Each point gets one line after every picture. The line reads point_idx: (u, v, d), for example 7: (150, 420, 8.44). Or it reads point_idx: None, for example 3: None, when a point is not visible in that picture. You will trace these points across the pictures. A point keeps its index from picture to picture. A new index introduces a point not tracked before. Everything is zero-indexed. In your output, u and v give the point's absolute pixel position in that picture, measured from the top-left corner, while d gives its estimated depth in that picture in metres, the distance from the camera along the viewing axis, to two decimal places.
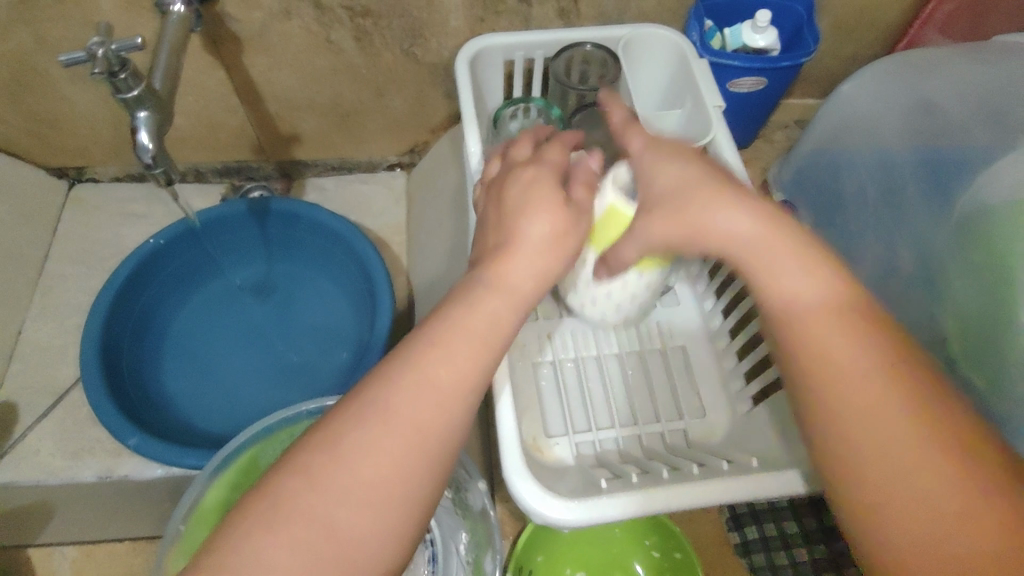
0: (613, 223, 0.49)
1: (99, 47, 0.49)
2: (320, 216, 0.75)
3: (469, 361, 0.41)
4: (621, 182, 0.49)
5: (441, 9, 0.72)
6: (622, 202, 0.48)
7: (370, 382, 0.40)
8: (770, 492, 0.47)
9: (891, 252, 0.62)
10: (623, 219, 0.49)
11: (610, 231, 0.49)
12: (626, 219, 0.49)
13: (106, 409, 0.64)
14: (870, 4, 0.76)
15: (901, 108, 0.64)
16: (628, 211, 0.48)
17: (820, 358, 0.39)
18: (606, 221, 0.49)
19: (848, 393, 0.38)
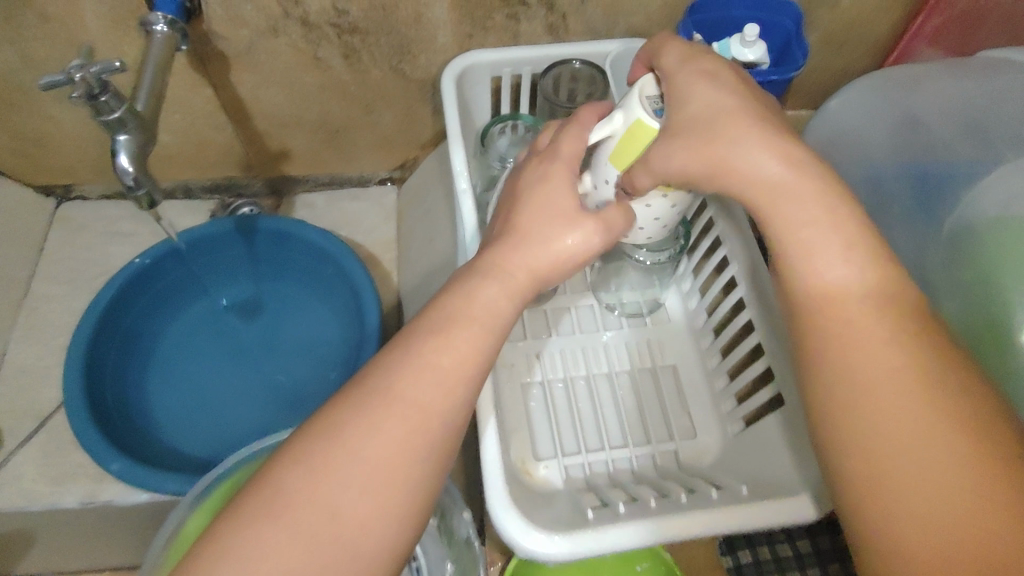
0: (636, 138, 0.46)
1: (78, 70, 0.49)
2: (308, 234, 0.75)
3: (446, 391, 0.41)
4: (651, 96, 0.47)
5: (429, 26, 0.72)
6: (648, 117, 0.46)
7: (349, 410, 0.39)
8: (790, 518, 0.46)
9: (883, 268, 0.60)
10: (648, 133, 0.46)
11: (634, 146, 0.47)
12: (651, 135, 0.46)
13: (89, 433, 0.63)
14: (859, 17, 0.76)
15: (889, 121, 0.63)
16: (654, 125, 0.46)
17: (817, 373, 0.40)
18: (631, 134, 0.47)
19: (874, 387, 0.37)
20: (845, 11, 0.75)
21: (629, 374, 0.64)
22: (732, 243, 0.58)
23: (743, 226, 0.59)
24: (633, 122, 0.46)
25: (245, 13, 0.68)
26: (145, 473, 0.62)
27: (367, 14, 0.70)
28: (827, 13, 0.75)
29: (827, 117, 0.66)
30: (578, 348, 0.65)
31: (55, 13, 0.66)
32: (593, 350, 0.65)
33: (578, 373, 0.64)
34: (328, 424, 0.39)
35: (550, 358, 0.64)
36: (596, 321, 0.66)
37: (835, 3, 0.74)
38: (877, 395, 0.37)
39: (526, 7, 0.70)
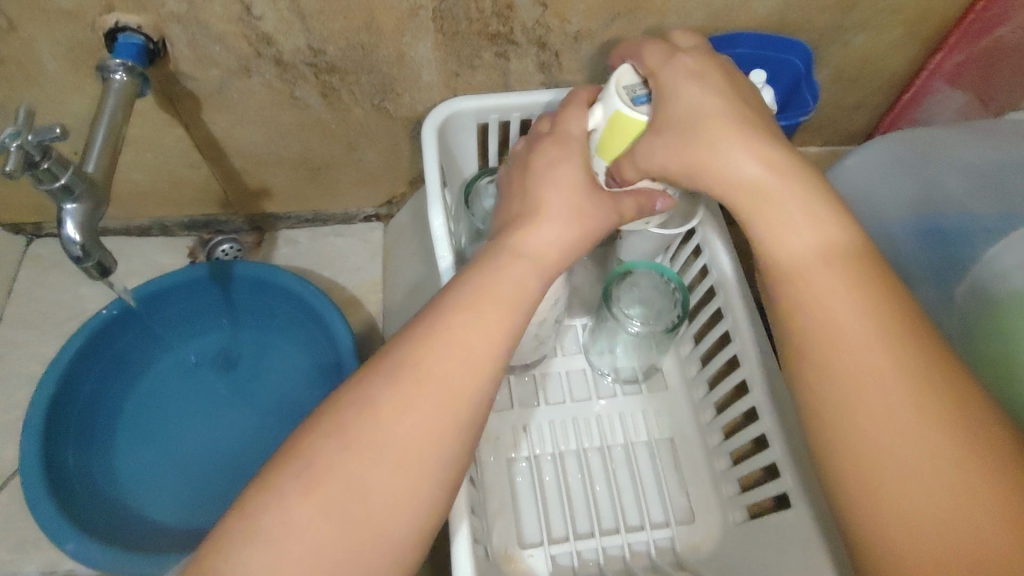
0: (620, 130, 0.45)
1: (13, 139, 0.44)
2: (286, 282, 0.70)
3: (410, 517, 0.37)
4: (628, 89, 0.46)
5: (412, 65, 0.67)
6: (630, 109, 0.45)
7: None
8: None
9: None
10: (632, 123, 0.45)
11: (619, 139, 0.46)
12: (637, 127, 0.45)
13: (44, 507, 0.59)
14: (874, 53, 0.71)
15: (914, 184, 0.59)
16: (637, 117, 0.44)
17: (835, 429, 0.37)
18: (614, 126, 0.45)
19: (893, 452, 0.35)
20: (858, 48, 0.70)
21: (623, 447, 0.60)
22: (735, 317, 0.54)
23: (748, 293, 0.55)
24: (612, 114, 0.45)
25: (214, 54, 0.63)
26: (102, 556, 0.58)
27: (345, 54, 0.65)
28: (839, 50, 0.70)
29: (847, 174, 0.61)
30: (567, 418, 0.60)
31: (9, 54, 0.62)
32: (584, 421, 0.60)
33: (568, 447, 0.59)
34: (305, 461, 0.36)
35: (538, 428, 0.60)
36: (588, 388, 0.62)
37: (848, 39, 0.69)
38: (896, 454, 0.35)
39: (516, 46, 0.66)
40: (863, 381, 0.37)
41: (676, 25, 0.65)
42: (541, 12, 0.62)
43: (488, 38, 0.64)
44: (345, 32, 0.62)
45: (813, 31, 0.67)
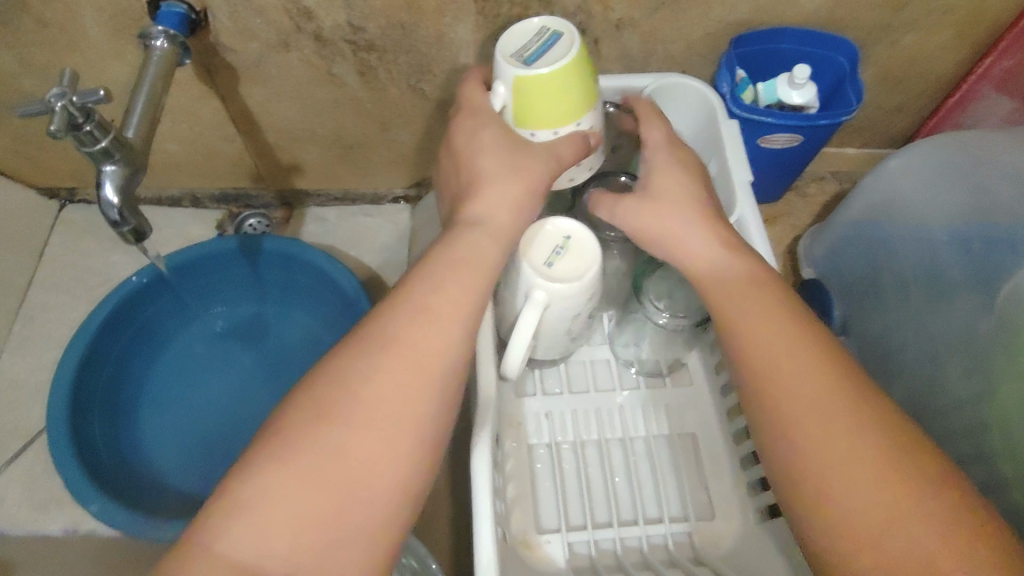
0: (534, 92, 0.45)
1: (59, 99, 0.45)
2: (312, 257, 0.70)
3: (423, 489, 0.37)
4: (516, 53, 0.46)
5: (451, 46, 0.67)
6: (527, 69, 0.45)
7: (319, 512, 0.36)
8: None
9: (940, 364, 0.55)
10: (543, 80, 0.45)
11: (535, 100, 0.46)
12: (545, 78, 0.45)
13: (70, 467, 0.59)
14: (921, 53, 0.69)
15: (948, 191, 0.58)
16: (539, 74, 0.44)
17: (800, 424, 0.39)
18: (526, 92, 0.45)
19: (837, 443, 0.38)
20: (906, 48, 0.69)
21: (644, 440, 0.59)
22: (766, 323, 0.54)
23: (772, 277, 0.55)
24: (513, 80, 0.45)
25: (255, 27, 0.64)
26: (124, 517, 0.59)
27: (385, 32, 0.65)
28: (886, 49, 0.69)
29: (883, 177, 0.61)
30: (590, 408, 0.60)
31: (53, 19, 0.62)
32: (607, 411, 0.60)
33: (589, 437, 0.59)
34: (307, 420, 0.37)
35: (560, 417, 0.59)
36: (612, 379, 0.62)
37: (896, 39, 0.68)
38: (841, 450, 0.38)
39: None
40: (821, 380, 0.40)
41: (720, 17, 0.64)
42: None
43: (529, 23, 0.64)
44: (386, 10, 0.62)
45: (861, 29, 0.66)
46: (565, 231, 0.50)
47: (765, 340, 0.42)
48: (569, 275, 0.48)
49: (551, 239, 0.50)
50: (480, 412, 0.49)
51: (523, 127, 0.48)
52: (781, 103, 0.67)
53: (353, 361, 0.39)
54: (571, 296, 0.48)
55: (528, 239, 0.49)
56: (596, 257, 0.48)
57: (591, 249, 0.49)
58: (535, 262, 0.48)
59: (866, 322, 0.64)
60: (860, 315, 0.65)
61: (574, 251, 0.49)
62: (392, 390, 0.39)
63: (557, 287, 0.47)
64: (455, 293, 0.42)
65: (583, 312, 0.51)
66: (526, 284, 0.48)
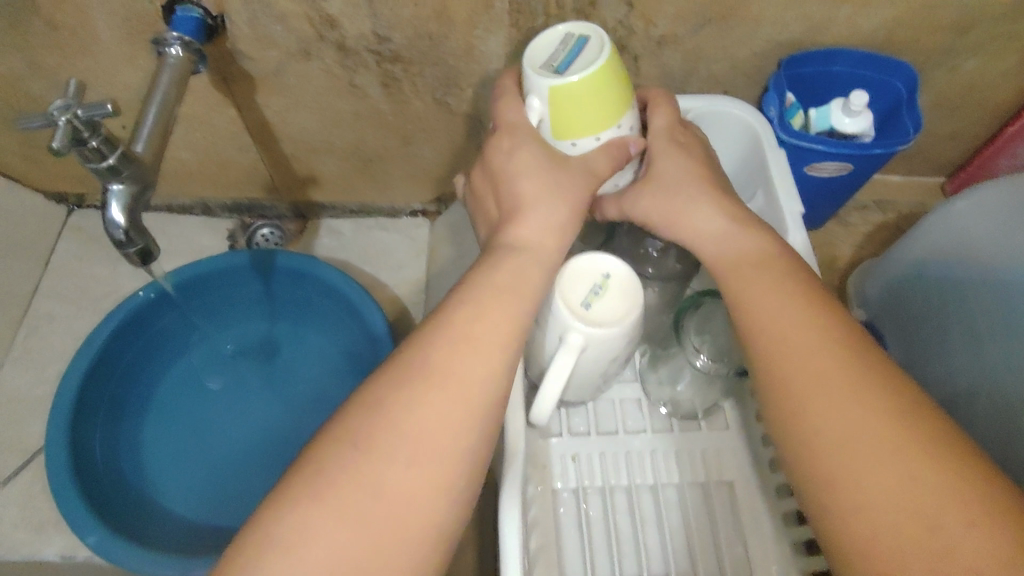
0: (578, 100, 0.42)
1: (63, 113, 0.42)
2: (326, 274, 0.67)
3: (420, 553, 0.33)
4: (545, 64, 0.42)
5: (480, 59, 0.63)
6: (561, 79, 0.41)
7: None
8: None
9: None
10: (588, 85, 0.41)
11: (577, 108, 0.42)
12: (589, 82, 0.41)
13: (67, 494, 0.56)
14: (981, 79, 0.65)
15: (999, 236, 0.53)
16: (574, 82, 0.41)
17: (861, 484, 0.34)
18: (567, 101, 0.42)
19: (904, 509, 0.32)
20: (966, 73, 0.64)
21: (676, 489, 0.55)
22: None
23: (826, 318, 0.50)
24: (547, 92, 0.42)
25: (275, 34, 0.60)
26: (121, 550, 0.55)
27: (412, 43, 0.61)
28: (945, 73, 0.64)
29: (949, 220, 0.56)
30: (619, 451, 0.56)
31: (64, 21, 0.59)
32: (638, 454, 0.56)
33: (619, 482, 0.55)
34: (318, 478, 0.33)
35: (588, 459, 0.55)
36: (642, 419, 0.58)
37: (956, 64, 0.63)
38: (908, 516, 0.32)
39: None
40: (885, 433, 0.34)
41: (770, 36, 0.59)
42: (625, 12, 0.57)
43: None
44: (414, 20, 0.58)
45: (921, 51, 0.62)
46: (604, 269, 0.47)
47: (824, 394, 0.37)
48: (609, 317, 0.44)
49: (589, 277, 0.46)
50: (507, 462, 0.45)
51: (563, 140, 0.44)
52: (832, 129, 0.62)
53: (376, 409, 0.35)
54: (610, 340, 0.44)
55: (566, 278, 0.45)
56: (638, 299, 0.45)
57: (632, 290, 0.45)
58: (572, 300, 0.44)
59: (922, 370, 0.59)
60: (921, 364, 0.59)
61: (615, 291, 0.45)
62: (416, 447, 0.34)
63: (596, 331, 0.43)
64: (487, 332, 0.39)
65: (620, 356, 0.47)
66: (559, 325, 0.44)
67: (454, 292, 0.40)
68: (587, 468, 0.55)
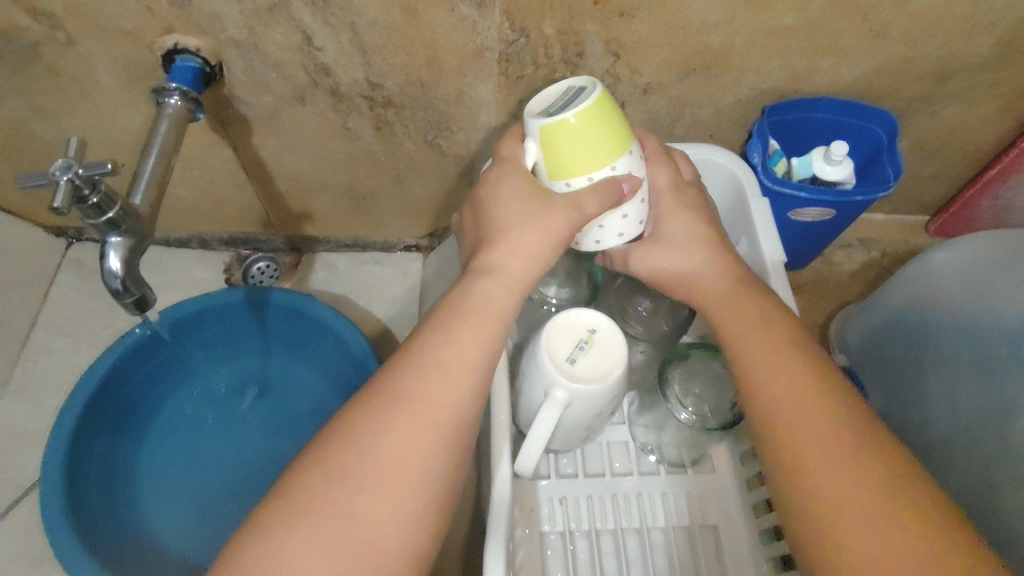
0: (570, 136, 0.42)
1: (63, 172, 0.43)
2: (320, 312, 0.68)
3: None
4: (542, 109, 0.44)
5: (471, 104, 0.64)
6: (551, 117, 0.42)
7: None
8: None
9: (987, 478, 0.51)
10: (579, 121, 0.42)
11: (570, 145, 0.42)
12: (579, 118, 0.42)
13: (60, 534, 0.57)
14: (961, 124, 0.67)
15: (991, 287, 0.55)
16: (564, 118, 0.42)
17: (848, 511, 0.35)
18: (559, 139, 0.42)
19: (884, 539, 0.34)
20: (946, 118, 0.66)
21: (663, 533, 0.56)
22: None
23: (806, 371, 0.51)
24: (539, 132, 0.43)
25: (270, 80, 0.61)
26: None
27: (404, 89, 0.62)
28: (925, 119, 0.66)
29: (929, 268, 0.58)
30: (606, 493, 0.57)
31: (66, 68, 0.61)
32: (624, 497, 0.57)
33: (605, 525, 0.55)
34: (284, 526, 0.33)
35: (575, 503, 0.56)
36: (629, 462, 0.58)
37: (936, 110, 0.65)
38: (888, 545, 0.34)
39: None
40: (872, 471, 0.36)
41: (753, 84, 0.61)
42: (612, 62, 0.58)
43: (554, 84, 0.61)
44: (406, 68, 0.60)
45: (901, 99, 0.63)
46: (590, 324, 0.48)
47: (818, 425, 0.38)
48: (592, 374, 0.45)
49: (575, 332, 0.47)
50: (490, 513, 0.46)
51: (558, 180, 0.44)
52: (815, 177, 0.64)
53: (353, 452, 0.36)
54: (593, 397, 0.45)
55: (553, 333, 0.47)
56: (623, 356, 0.46)
57: (617, 347, 0.47)
58: (557, 355, 0.46)
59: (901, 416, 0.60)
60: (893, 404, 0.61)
61: (600, 347, 0.47)
62: (389, 497, 0.35)
63: (579, 386, 0.44)
64: (459, 376, 0.39)
65: (604, 411, 0.48)
66: (544, 380, 0.45)
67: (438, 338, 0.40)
68: (574, 511, 0.56)
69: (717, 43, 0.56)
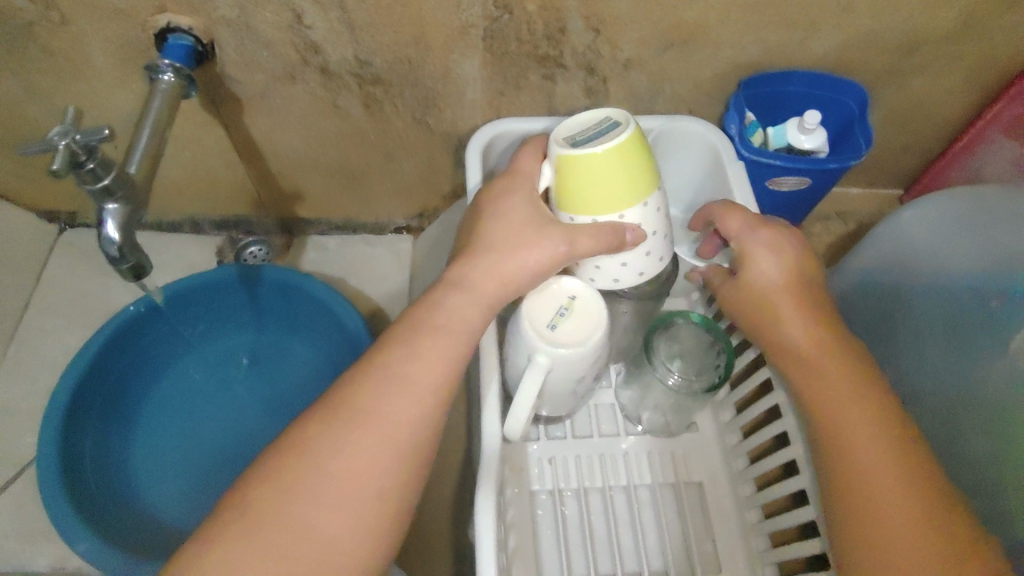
0: (574, 172, 0.45)
1: (61, 138, 0.45)
2: (312, 288, 0.69)
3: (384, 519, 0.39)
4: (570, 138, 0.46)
5: (457, 82, 0.66)
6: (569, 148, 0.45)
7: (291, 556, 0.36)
8: None
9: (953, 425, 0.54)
10: (586, 161, 0.44)
11: (575, 181, 0.45)
12: (586, 159, 0.44)
13: (57, 502, 0.58)
14: (929, 97, 0.69)
15: (964, 247, 0.58)
16: (575, 153, 0.44)
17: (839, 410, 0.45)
18: (566, 170, 0.45)
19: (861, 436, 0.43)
20: (914, 91, 0.69)
21: (649, 488, 0.58)
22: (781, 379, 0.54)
23: None
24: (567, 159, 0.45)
25: (261, 58, 0.63)
26: (111, 558, 0.57)
27: (392, 67, 0.64)
28: (894, 92, 0.69)
29: (897, 228, 0.61)
30: (593, 453, 0.58)
31: (60, 48, 0.62)
32: (610, 457, 0.58)
33: (593, 484, 0.57)
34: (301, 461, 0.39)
35: (563, 462, 0.58)
36: (616, 424, 0.60)
37: (904, 82, 0.68)
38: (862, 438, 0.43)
39: (564, 69, 0.64)
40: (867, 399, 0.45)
41: (728, 59, 0.63)
42: (593, 37, 0.61)
43: (537, 60, 0.63)
44: (394, 45, 0.62)
45: (870, 71, 0.66)
46: (568, 291, 0.49)
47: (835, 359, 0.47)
48: (572, 338, 0.47)
49: (554, 300, 0.49)
50: (481, 466, 0.48)
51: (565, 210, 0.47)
52: (789, 147, 0.66)
53: (336, 418, 0.40)
54: (574, 360, 0.47)
55: (532, 301, 0.48)
56: (602, 319, 0.48)
57: (596, 310, 0.48)
58: (538, 323, 0.48)
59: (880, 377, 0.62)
60: None
61: (579, 313, 0.48)
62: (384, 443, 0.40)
63: (560, 352, 0.46)
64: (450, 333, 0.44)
65: (587, 374, 0.50)
66: (527, 345, 0.47)
67: (419, 317, 0.44)
68: (564, 470, 0.57)
69: (693, 18, 0.59)
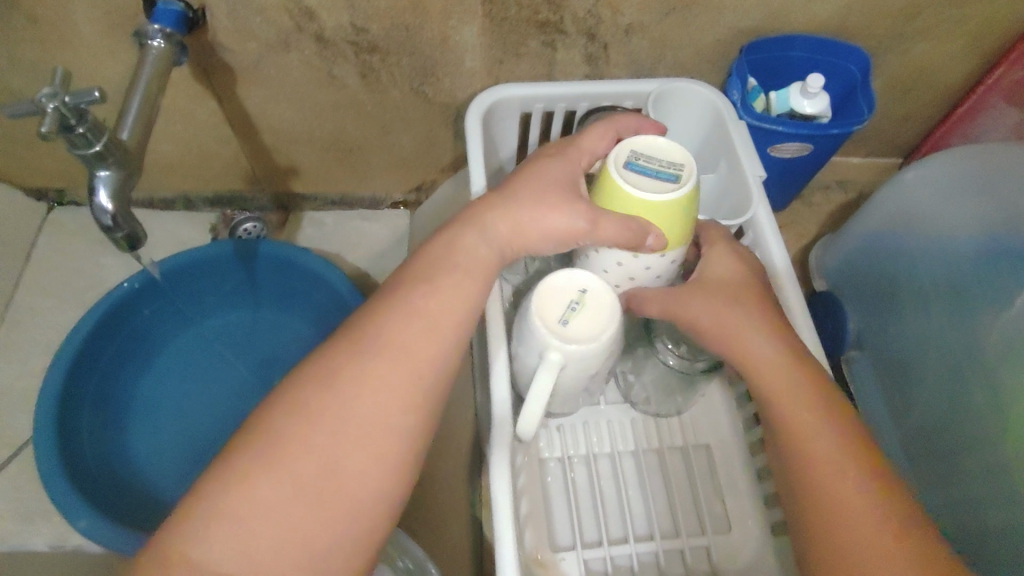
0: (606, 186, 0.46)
1: (50, 100, 0.43)
2: (310, 262, 0.68)
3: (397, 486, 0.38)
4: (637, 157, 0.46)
5: (456, 49, 0.65)
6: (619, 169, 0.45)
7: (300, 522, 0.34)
8: None
9: (963, 386, 0.56)
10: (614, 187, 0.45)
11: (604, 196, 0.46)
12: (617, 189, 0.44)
13: (57, 480, 0.57)
14: (931, 63, 0.69)
15: (968, 208, 0.59)
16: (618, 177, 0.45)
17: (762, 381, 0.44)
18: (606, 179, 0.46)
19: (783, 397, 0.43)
20: (917, 56, 0.68)
21: (656, 453, 0.58)
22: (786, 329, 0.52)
23: (800, 293, 0.53)
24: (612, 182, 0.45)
25: (254, 25, 0.61)
26: (115, 533, 0.56)
27: (388, 34, 0.63)
28: (897, 57, 0.68)
29: (900, 190, 0.62)
30: (600, 421, 0.58)
31: (45, 15, 0.60)
32: (617, 423, 0.58)
33: (601, 450, 0.57)
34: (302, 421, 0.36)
35: (572, 430, 0.57)
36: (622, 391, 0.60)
37: (908, 47, 0.67)
38: (793, 401, 0.43)
39: (564, 35, 0.63)
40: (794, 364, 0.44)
41: (731, 23, 0.62)
42: (594, 2, 0.59)
43: (537, 26, 0.62)
44: (390, 11, 0.60)
45: (873, 36, 0.65)
46: (579, 284, 0.47)
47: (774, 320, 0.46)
48: (584, 334, 0.45)
49: (564, 294, 0.46)
50: (493, 431, 0.47)
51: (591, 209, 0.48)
52: (792, 112, 0.66)
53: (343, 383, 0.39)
54: (586, 357, 0.45)
55: (540, 297, 0.46)
56: (614, 315, 0.46)
57: (608, 302, 0.46)
58: (549, 319, 0.45)
59: (882, 338, 0.64)
60: (876, 329, 0.65)
61: (592, 307, 0.46)
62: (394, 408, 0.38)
63: (574, 349, 0.44)
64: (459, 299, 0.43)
65: (599, 369, 0.48)
66: (538, 343, 0.45)
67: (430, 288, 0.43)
68: (573, 438, 0.57)
69: None
